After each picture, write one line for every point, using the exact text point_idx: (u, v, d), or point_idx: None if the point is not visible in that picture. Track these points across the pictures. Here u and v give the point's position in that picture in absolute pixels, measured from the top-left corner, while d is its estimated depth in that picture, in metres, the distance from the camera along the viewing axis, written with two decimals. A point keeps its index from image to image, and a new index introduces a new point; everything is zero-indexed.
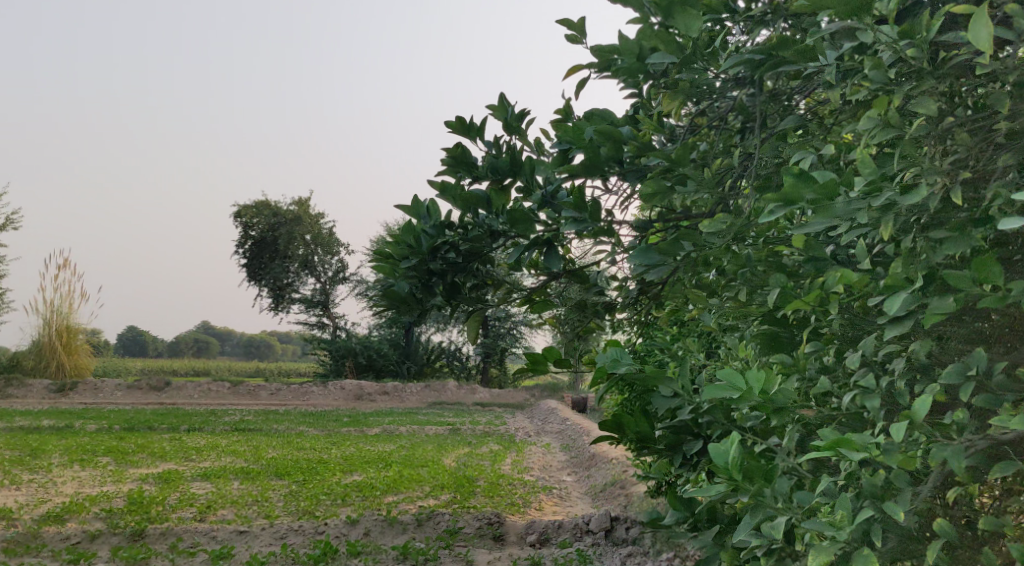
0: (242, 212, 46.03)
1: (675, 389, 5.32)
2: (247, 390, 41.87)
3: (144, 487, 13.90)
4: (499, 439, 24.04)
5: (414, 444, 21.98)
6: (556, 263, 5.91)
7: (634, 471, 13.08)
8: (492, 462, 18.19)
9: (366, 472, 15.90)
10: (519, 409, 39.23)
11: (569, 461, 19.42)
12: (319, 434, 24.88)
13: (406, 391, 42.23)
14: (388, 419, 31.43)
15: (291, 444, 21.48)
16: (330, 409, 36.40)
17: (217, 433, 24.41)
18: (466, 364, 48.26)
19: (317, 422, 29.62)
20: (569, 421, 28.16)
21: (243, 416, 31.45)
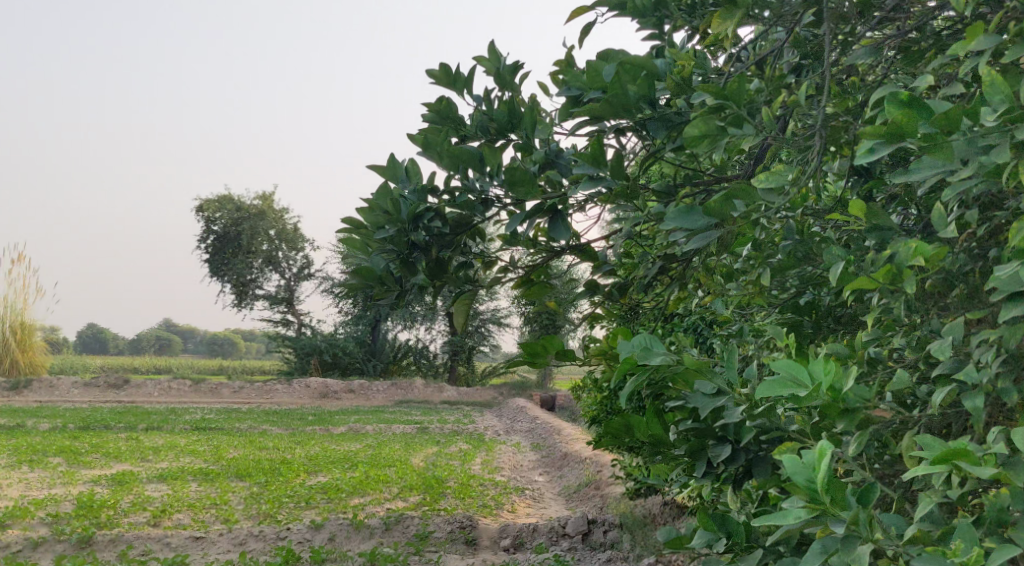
0: (204, 206, 45.03)
1: (719, 385, 4.22)
2: (208, 387, 41.00)
3: (96, 490, 13.36)
4: (468, 438, 23.55)
5: (381, 443, 21.43)
6: (565, 234, 4.74)
7: (610, 471, 12.80)
8: (461, 462, 17.69)
9: (330, 472, 15.37)
10: (486, 407, 38.62)
11: (540, 461, 18.95)
12: (284, 432, 24.25)
13: (371, 389, 41.55)
14: (353, 417, 30.82)
15: (252, 443, 20.85)
16: (293, 407, 35.67)
17: (177, 433, 23.71)
18: (433, 361, 47.43)
19: (280, 421, 28.96)
20: (539, 420, 27.67)
21: (203, 415, 30.69)
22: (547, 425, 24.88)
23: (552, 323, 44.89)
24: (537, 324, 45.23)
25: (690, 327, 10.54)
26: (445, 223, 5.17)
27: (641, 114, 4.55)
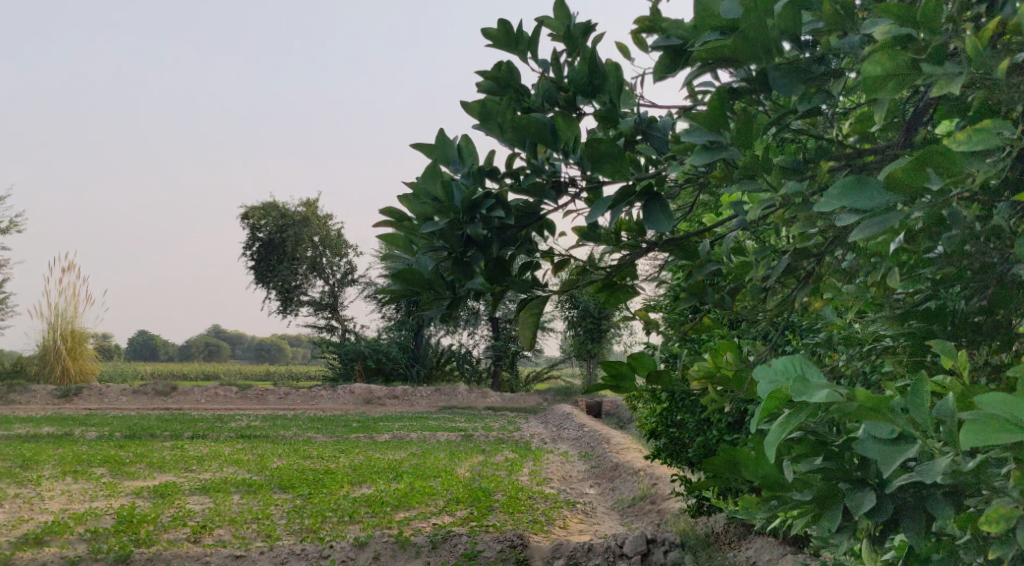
0: (249, 213, 44.99)
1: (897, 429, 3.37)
2: (254, 394, 40.95)
3: (137, 503, 13.00)
4: (514, 446, 23.04)
5: (426, 453, 20.96)
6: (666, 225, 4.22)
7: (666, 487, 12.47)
8: (509, 473, 17.16)
9: (375, 484, 14.93)
10: (533, 413, 38.16)
11: (590, 471, 18.36)
12: (328, 441, 23.90)
13: (416, 395, 41.24)
14: (397, 424, 30.42)
15: (297, 452, 20.50)
16: (336, 414, 35.41)
17: (222, 441, 23.46)
18: (476, 367, 46.93)
19: (325, 429, 28.66)
20: (586, 427, 27.10)
21: (249, 422, 30.51)
22: (595, 433, 24.28)
23: (597, 328, 44.21)
24: (582, 329, 44.59)
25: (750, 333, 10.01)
26: (507, 213, 4.68)
27: (774, 60, 4.00)
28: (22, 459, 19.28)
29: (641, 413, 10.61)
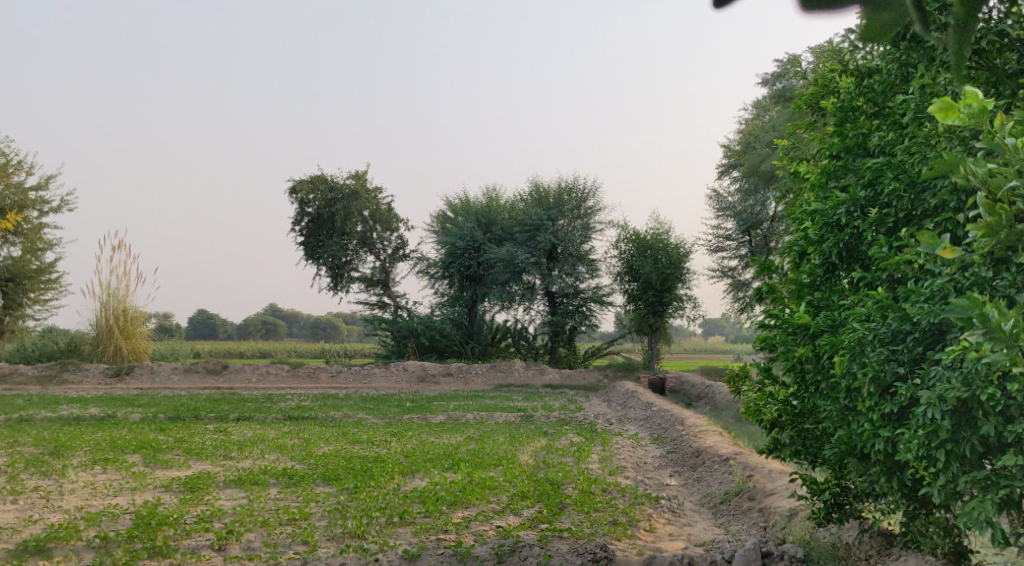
0: (297, 186, 43.15)
1: None
2: (306, 371, 39.71)
3: (164, 499, 11.37)
4: (578, 428, 21.38)
5: (485, 436, 19.32)
6: None
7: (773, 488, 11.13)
8: (578, 460, 15.47)
9: (431, 476, 13.23)
10: (593, 391, 36.64)
11: (667, 459, 16.60)
12: (380, 422, 22.35)
13: (472, 372, 39.86)
14: (453, 404, 28.83)
15: (346, 437, 18.95)
16: (390, 392, 34.03)
17: (269, 423, 21.97)
18: (533, 343, 45.34)
19: (378, 409, 27.16)
20: (653, 406, 25.41)
21: (300, 402, 29.14)
22: (667, 414, 22.47)
23: (659, 301, 42.17)
24: (642, 303, 42.58)
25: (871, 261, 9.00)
26: None
27: None
28: (54, 445, 17.73)
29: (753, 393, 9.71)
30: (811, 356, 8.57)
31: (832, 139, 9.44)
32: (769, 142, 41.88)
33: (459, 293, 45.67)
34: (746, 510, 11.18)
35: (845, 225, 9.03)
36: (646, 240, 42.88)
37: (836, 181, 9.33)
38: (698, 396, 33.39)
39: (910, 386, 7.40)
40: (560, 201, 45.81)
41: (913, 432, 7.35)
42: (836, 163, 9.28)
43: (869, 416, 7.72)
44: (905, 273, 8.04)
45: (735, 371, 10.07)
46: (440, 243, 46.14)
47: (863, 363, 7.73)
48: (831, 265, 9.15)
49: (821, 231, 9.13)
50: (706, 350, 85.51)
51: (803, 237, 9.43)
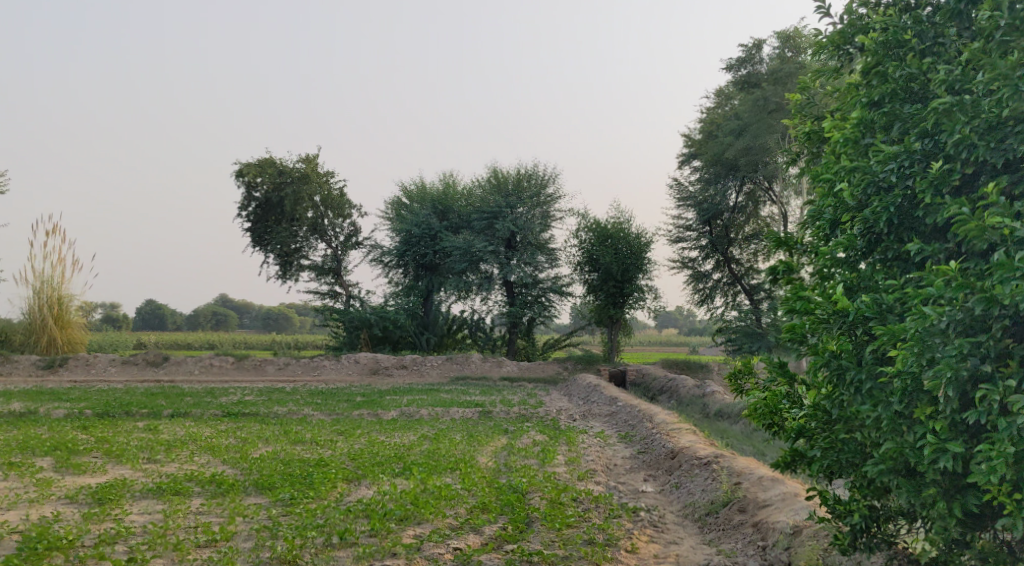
0: (243, 169, 41.10)
1: None
2: (252, 363, 37.88)
3: (60, 512, 9.68)
4: (540, 425, 19.97)
5: (440, 435, 17.82)
6: None
7: (769, 505, 10.15)
8: (542, 463, 14.10)
9: (380, 483, 11.76)
10: (553, 384, 35.38)
11: (638, 460, 15.26)
12: (328, 419, 20.74)
13: (426, 364, 38.41)
14: (406, 399, 27.29)
15: (288, 436, 17.30)
16: (342, 386, 32.33)
17: (206, 419, 20.26)
18: (490, 335, 44.08)
19: (325, 404, 25.46)
20: (617, 401, 24.13)
21: (244, 396, 27.33)
22: (633, 409, 21.16)
23: (620, 292, 40.87)
24: (603, 294, 41.33)
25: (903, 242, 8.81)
26: None
27: None
28: None
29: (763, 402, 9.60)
30: (849, 352, 8.66)
31: (874, 83, 9.11)
32: (732, 130, 40.41)
33: (414, 283, 43.97)
34: (738, 525, 10.16)
35: (891, 186, 8.81)
36: (606, 229, 41.51)
37: (874, 134, 9.09)
38: (661, 389, 32.14)
39: (1001, 390, 7.67)
40: (519, 188, 44.25)
41: (1001, 445, 7.63)
42: (879, 111, 9.01)
43: (948, 417, 7.93)
44: (977, 249, 8.10)
45: (737, 369, 10.24)
46: (394, 231, 44.42)
47: (931, 358, 7.90)
48: (875, 236, 8.94)
49: (863, 194, 8.96)
50: (662, 341, 84.68)
51: (839, 198, 9.12)
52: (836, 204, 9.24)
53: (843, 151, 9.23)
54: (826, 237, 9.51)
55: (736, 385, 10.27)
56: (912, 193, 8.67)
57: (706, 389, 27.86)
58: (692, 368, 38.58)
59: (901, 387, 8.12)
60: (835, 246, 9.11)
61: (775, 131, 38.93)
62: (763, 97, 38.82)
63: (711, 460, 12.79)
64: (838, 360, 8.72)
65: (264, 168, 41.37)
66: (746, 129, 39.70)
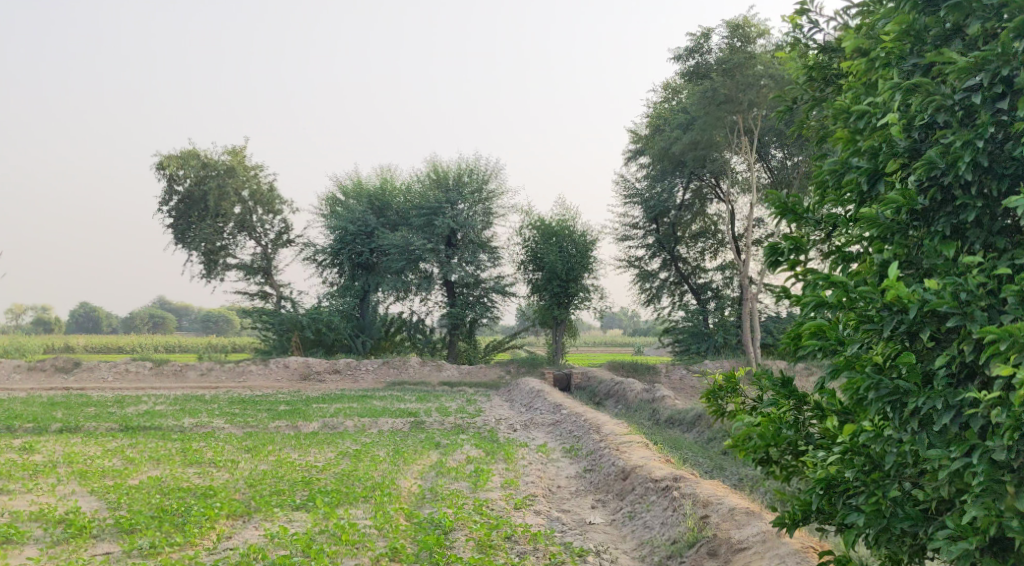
0: (164, 161, 38.48)
1: None
2: (171, 369, 35.35)
3: None
4: (477, 438, 17.95)
5: (362, 452, 15.69)
6: None
7: (754, 549, 8.43)
8: (474, 488, 12.09)
9: (269, 524, 9.66)
10: (496, 389, 33.43)
11: (585, 480, 13.37)
12: (238, 433, 18.43)
13: (361, 369, 36.20)
14: (333, 408, 25.06)
15: (184, 455, 15.01)
16: (267, 393, 29.99)
17: (96, 434, 17.81)
18: (430, 337, 41.88)
19: (242, 414, 23.01)
20: (563, 408, 22.20)
21: (153, 406, 24.81)
22: (578, 419, 19.18)
23: (566, 292, 39.02)
24: (547, 294, 39.44)
25: (973, 193, 7.74)
26: None
27: None
28: None
29: (768, 432, 8.41)
30: (912, 370, 7.49)
31: None
32: (680, 123, 38.77)
33: (350, 282, 41.47)
34: None
35: (965, 116, 7.85)
36: (551, 227, 39.61)
37: (921, 50, 8.22)
38: (607, 394, 30.25)
39: None
40: (460, 183, 42.31)
41: None
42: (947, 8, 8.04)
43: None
44: None
45: (717, 386, 9.18)
46: (328, 228, 41.88)
47: None
48: (941, 187, 7.85)
49: (920, 131, 8.05)
50: (608, 342, 82.67)
51: (885, 137, 8.16)
52: (879, 146, 8.27)
53: (884, 72, 8.38)
54: (863, 198, 8.45)
55: (714, 405, 9.25)
56: (1005, 123, 7.70)
57: (655, 393, 25.95)
58: (640, 370, 36.72)
59: (1011, 423, 6.95)
60: (886, 204, 7.94)
61: (723, 126, 36.93)
62: (711, 91, 36.09)
63: (671, 483, 10.90)
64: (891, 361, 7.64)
65: (187, 160, 38.80)
66: (694, 124, 37.71)
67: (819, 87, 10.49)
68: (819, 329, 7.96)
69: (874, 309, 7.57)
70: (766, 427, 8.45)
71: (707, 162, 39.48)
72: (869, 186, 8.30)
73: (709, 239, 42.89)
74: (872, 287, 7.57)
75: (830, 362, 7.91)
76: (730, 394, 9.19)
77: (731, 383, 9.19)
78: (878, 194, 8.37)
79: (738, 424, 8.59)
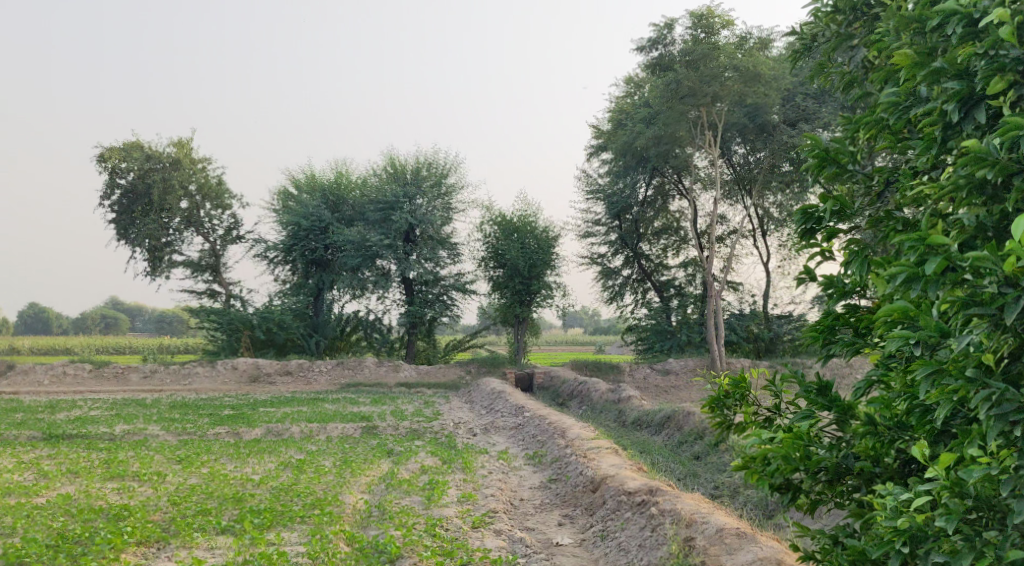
0: (106, 154, 36.71)
1: None
2: (112, 372, 33.66)
3: None
4: (433, 444, 16.66)
5: (306, 463, 14.35)
6: None
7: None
8: (427, 504, 10.84)
9: (187, 554, 8.35)
10: (454, 391, 32.09)
11: (550, 493, 12.16)
12: (173, 441, 16.99)
13: (313, 370, 34.68)
14: (280, 412, 23.66)
15: (106, 467, 13.58)
16: (212, 397, 28.42)
17: (15, 444, 16.29)
18: (387, 337, 40.44)
19: (179, 420, 21.48)
20: (525, 411, 20.95)
21: (86, 412, 23.21)
22: (541, 422, 17.94)
23: (527, 290, 37.85)
24: (508, 292, 38.21)
25: None
26: None
27: None
28: None
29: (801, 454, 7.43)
30: None
31: None
32: (643, 117, 37.55)
33: (303, 281, 39.96)
34: None
35: None
36: (512, 223, 38.41)
37: None
38: (570, 395, 29.04)
39: None
40: (418, 177, 40.92)
41: None
42: None
43: None
44: None
45: (722, 393, 8.16)
46: (280, 224, 40.28)
47: None
48: None
49: None
50: (569, 341, 81.82)
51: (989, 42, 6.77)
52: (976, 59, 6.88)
53: None
54: (949, 132, 7.13)
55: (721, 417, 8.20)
56: None
57: (621, 394, 24.78)
58: (603, 370, 35.57)
59: None
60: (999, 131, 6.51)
61: (686, 120, 35.64)
62: (675, 82, 34.52)
63: (649, 497, 9.74)
64: (1009, 363, 6.44)
65: (130, 153, 37.07)
66: (656, 118, 36.37)
67: (844, 20, 9.38)
68: (905, 314, 6.80)
69: (993, 287, 6.24)
70: (790, 444, 7.45)
71: (670, 158, 38.06)
72: (961, 117, 6.94)
73: (671, 236, 42.04)
74: (988, 253, 6.24)
75: (928, 365, 6.60)
76: (740, 406, 8.16)
77: (743, 394, 8.16)
78: (969, 126, 7.01)
79: (753, 441, 7.55)
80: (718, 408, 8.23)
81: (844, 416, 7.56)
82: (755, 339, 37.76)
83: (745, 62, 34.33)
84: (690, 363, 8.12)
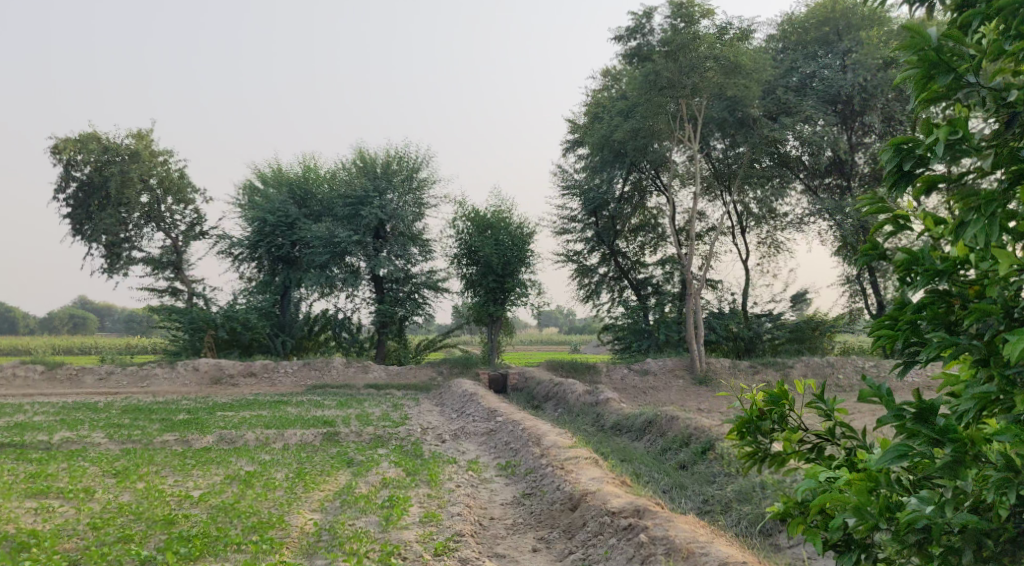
0: (60, 145, 35.15)
1: None
2: (66, 373, 32.20)
3: None
4: (398, 452, 15.38)
5: (256, 474, 13.07)
6: None
7: None
8: (383, 526, 9.66)
9: None
10: (426, 393, 30.77)
11: (525, 511, 10.91)
12: (114, 451, 15.63)
13: (279, 371, 33.29)
14: (237, 417, 22.30)
15: (30, 481, 12.23)
16: (169, 400, 26.96)
17: None
18: (356, 336, 38.99)
19: (128, 426, 20.07)
20: (498, 415, 19.69)
21: (30, 417, 21.73)
22: (515, 428, 16.73)
23: (501, 287, 36.63)
24: (482, 289, 36.92)
25: None
26: None
27: None
28: None
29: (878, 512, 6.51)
30: None
31: None
32: (621, 110, 36.46)
33: (269, 278, 38.55)
34: None
35: None
36: (486, 218, 37.10)
37: None
38: (546, 396, 27.84)
39: None
40: (388, 172, 39.57)
41: None
42: None
43: None
44: None
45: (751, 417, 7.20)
46: (245, 220, 38.80)
47: None
48: None
49: None
50: (544, 341, 80.67)
51: None
52: None
53: None
54: None
55: (754, 444, 7.28)
56: None
57: (599, 396, 23.60)
58: (580, 371, 34.40)
59: None
60: None
61: (665, 113, 34.45)
62: (653, 73, 33.44)
63: (646, 516, 8.65)
64: None
65: (85, 144, 35.51)
66: (636, 110, 35.22)
67: None
68: None
69: None
70: (862, 488, 6.57)
71: (648, 152, 36.83)
72: None
73: (649, 233, 40.95)
74: None
75: None
76: (778, 429, 7.26)
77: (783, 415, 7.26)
78: None
79: (810, 486, 6.71)
80: (749, 431, 7.32)
81: (955, 454, 6.46)
82: (734, 338, 36.72)
83: (726, 52, 33.12)
84: (724, 381, 7.13)
